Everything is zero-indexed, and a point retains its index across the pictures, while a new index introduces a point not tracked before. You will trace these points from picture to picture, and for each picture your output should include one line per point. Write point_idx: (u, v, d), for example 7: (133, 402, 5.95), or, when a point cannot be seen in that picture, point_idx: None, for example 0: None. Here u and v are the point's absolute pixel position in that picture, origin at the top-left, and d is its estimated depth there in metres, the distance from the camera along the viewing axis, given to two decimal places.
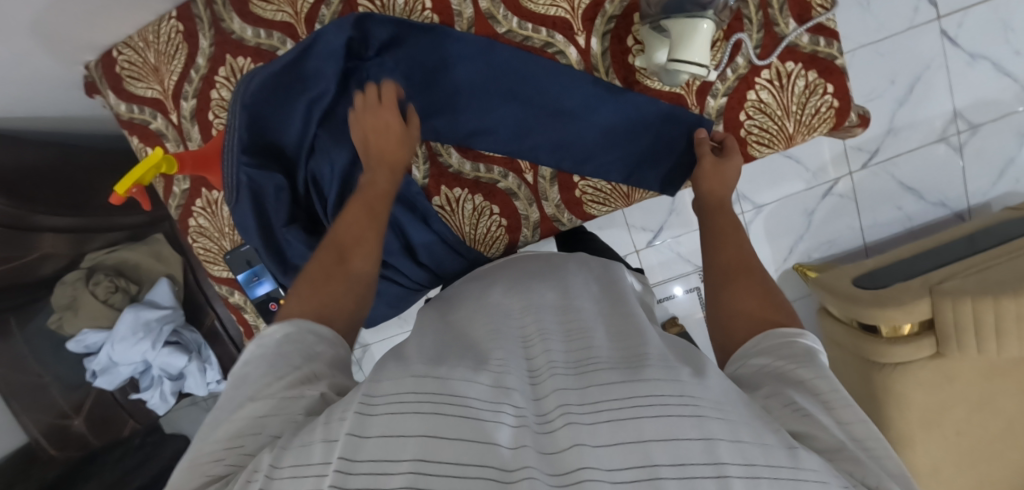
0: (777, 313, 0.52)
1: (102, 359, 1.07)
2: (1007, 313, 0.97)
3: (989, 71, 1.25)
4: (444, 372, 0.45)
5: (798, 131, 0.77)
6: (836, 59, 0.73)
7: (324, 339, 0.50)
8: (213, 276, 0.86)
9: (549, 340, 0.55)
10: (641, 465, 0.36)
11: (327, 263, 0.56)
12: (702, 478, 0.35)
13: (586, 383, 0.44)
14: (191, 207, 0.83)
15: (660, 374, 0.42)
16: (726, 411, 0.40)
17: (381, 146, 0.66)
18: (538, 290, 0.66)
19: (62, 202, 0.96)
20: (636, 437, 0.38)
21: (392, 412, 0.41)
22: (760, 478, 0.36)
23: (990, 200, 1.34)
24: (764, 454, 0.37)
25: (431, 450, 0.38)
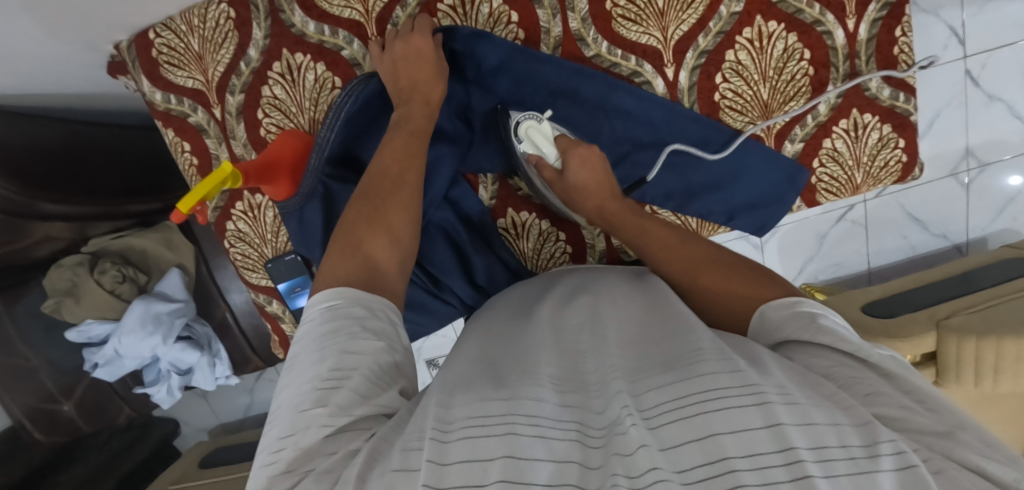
0: (765, 290, 0.53)
1: (107, 352, 1.00)
2: (1007, 353, 1.04)
3: (1004, 114, 1.30)
4: (505, 387, 0.44)
5: (865, 181, 0.77)
6: (911, 114, 0.74)
7: (360, 299, 0.50)
8: (250, 284, 0.81)
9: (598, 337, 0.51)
10: (714, 459, 0.33)
11: (365, 221, 0.57)
12: (776, 472, 0.32)
13: (639, 391, 0.42)
14: (231, 210, 0.77)
15: (712, 362, 0.41)
16: (790, 396, 0.38)
17: (412, 82, 0.65)
18: (576, 289, 0.63)
19: (79, 187, 0.88)
20: (699, 433, 0.35)
21: (468, 437, 0.39)
22: (835, 458, 0.33)
23: (987, 236, 1.42)
24: (839, 437, 0.35)
25: (517, 470, 0.36)
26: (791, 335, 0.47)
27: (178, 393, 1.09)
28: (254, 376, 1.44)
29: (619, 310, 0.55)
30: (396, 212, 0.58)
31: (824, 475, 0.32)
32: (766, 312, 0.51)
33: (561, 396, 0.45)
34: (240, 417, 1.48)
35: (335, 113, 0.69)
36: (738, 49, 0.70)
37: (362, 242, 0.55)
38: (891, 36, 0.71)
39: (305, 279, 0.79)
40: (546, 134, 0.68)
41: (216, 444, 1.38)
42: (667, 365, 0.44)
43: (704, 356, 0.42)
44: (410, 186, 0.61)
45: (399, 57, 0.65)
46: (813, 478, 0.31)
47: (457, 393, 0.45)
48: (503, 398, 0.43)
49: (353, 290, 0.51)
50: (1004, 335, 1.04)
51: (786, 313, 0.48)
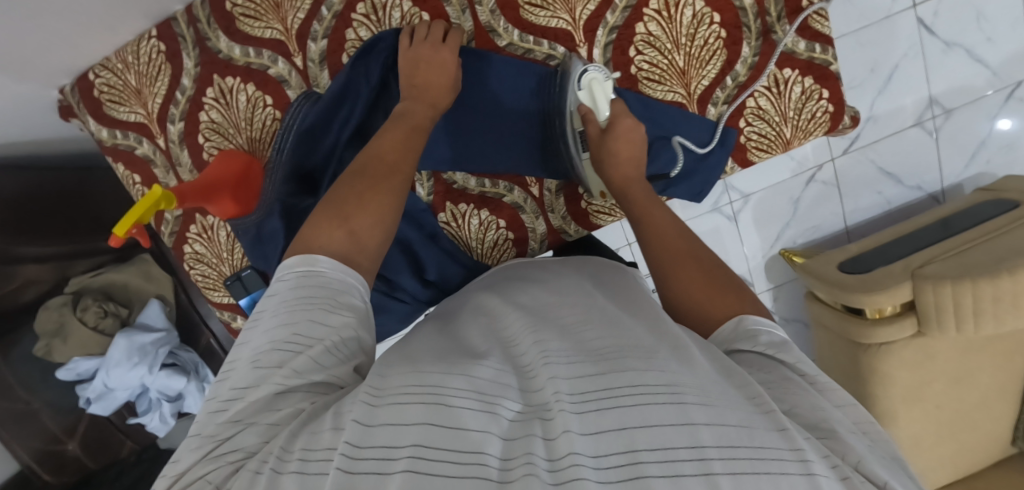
0: (730, 299, 0.54)
1: (97, 386, 1.04)
2: (983, 294, 1.03)
3: (963, 58, 1.28)
4: (448, 363, 0.45)
5: (795, 135, 0.78)
6: (831, 65, 0.75)
7: (342, 288, 0.48)
8: (213, 303, 0.84)
9: (546, 331, 0.50)
10: (624, 453, 0.34)
11: (344, 202, 0.54)
12: (682, 463, 0.33)
13: (575, 369, 0.42)
14: (186, 234, 0.81)
15: (666, 367, 0.41)
16: (710, 399, 0.38)
17: (422, 83, 0.66)
18: (529, 290, 0.63)
19: (26, 230, 0.92)
20: (622, 423, 0.36)
21: (398, 402, 0.39)
22: (740, 456, 0.34)
23: (962, 182, 1.40)
24: (757, 440, 0.35)
25: (433, 437, 0.36)
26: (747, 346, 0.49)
27: (171, 420, 1.12)
28: None
29: (567, 309, 0.56)
30: (376, 198, 0.56)
31: (728, 473, 0.33)
32: (743, 320, 0.52)
33: (500, 373, 0.44)
34: None
35: (285, 133, 0.73)
36: (647, 21, 0.71)
37: (340, 221, 0.53)
38: None
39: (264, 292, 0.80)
40: (607, 91, 0.70)
41: None
42: (595, 358, 0.44)
43: (632, 354, 0.43)
44: (405, 175, 0.59)
45: (422, 59, 0.66)
46: (714, 473, 0.32)
47: (398, 367, 0.46)
48: (436, 370, 0.43)
49: (332, 263, 0.49)
50: (978, 276, 1.03)
51: (743, 328, 0.51)
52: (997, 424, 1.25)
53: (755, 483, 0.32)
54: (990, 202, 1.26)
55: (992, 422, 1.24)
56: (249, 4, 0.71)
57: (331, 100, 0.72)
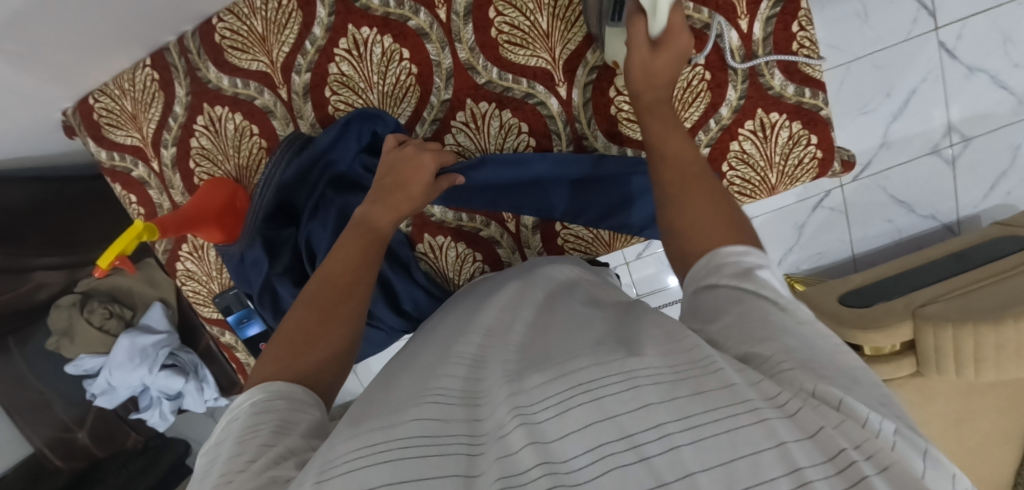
0: (730, 234, 0.51)
1: (100, 383, 1.10)
2: (985, 341, 0.99)
3: (987, 84, 1.21)
4: (404, 405, 0.45)
5: (780, 181, 0.76)
6: (821, 110, 0.72)
7: (305, 401, 0.49)
8: (204, 318, 0.88)
9: (503, 348, 0.52)
10: (590, 448, 0.35)
11: (309, 321, 0.55)
12: (648, 448, 0.33)
13: (519, 387, 0.43)
14: (178, 251, 0.84)
15: (581, 365, 0.42)
16: (655, 375, 0.39)
17: (400, 182, 0.66)
18: (492, 302, 0.64)
19: (43, 244, 0.98)
20: (586, 419, 0.36)
21: (350, 468, 0.37)
22: (702, 423, 0.33)
23: (980, 213, 1.33)
24: (704, 404, 0.35)
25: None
26: (722, 280, 0.47)
27: (171, 417, 1.18)
28: None
29: (520, 329, 0.56)
30: (341, 319, 0.56)
31: (691, 439, 0.33)
32: (716, 254, 0.49)
33: (448, 408, 0.45)
34: None
35: (266, 182, 0.74)
36: None
37: (301, 345, 0.53)
38: (788, 32, 0.70)
39: (249, 311, 0.85)
40: None
41: None
42: (545, 364, 0.45)
43: (553, 369, 0.43)
44: (361, 297, 0.58)
45: (403, 157, 0.68)
46: (679, 446, 0.33)
47: (351, 427, 0.44)
48: (386, 423, 0.42)
49: (280, 384, 0.49)
50: (981, 321, 0.99)
51: (728, 258, 0.48)
52: (997, 467, 1.21)
53: (718, 443, 0.32)
54: (1005, 239, 1.20)
55: (992, 465, 1.20)
56: (236, 36, 0.73)
57: (308, 158, 0.73)
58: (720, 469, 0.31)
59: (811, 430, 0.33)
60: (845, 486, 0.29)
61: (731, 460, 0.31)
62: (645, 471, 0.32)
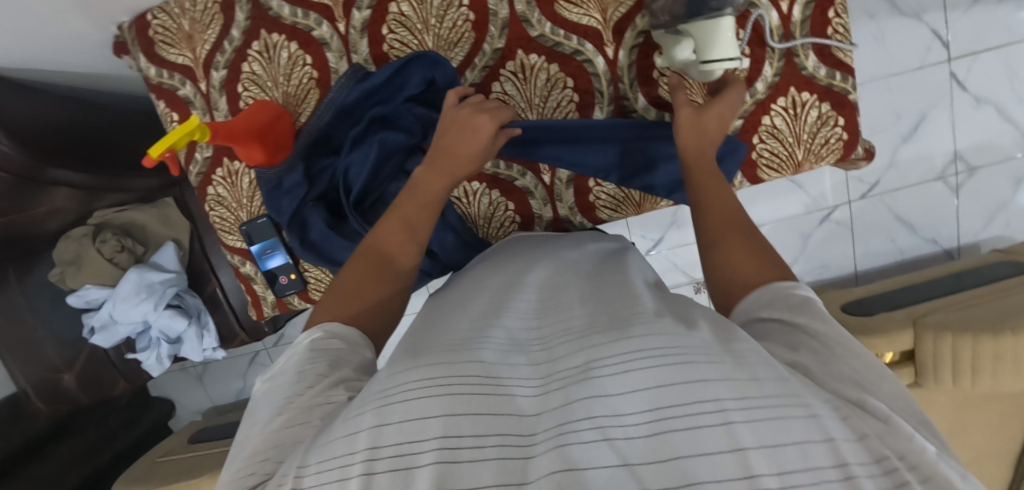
0: (770, 270, 0.52)
1: (102, 316, 1.10)
2: (984, 351, 1.02)
3: (993, 116, 1.30)
4: (464, 349, 0.47)
5: (806, 159, 0.79)
6: (849, 94, 0.76)
7: (356, 345, 0.53)
8: (227, 246, 0.88)
9: (561, 309, 0.55)
10: (649, 408, 0.37)
11: (360, 273, 0.59)
12: (702, 415, 0.35)
13: (583, 345, 0.45)
14: (212, 175, 0.84)
15: (655, 330, 0.43)
16: (718, 357, 0.39)
17: (448, 147, 0.66)
18: (537, 269, 0.67)
19: (85, 158, 0.99)
20: (646, 383, 0.38)
21: (405, 398, 0.40)
22: (757, 407, 0.35)
23: (980, 242, 1.39)
24: (763, 390, 0.37)
25: (456, 427, 0.38)
26: (774, 313, 0.47)
27: (167, 362, 1.17)
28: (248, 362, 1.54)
29: (578, 294, 0.58)
30: (386, 274, 0.59)
31: (745, 419, 0.34)
32: (765, 290, 0.50)
33: (507, 355, 0.48)
34: (232, 400, 1.56)
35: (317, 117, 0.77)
36: None
37: (353, 291, 0.57)
38: (824, 17, 0.75)
39: (275, 241, 0.85)
40: None
41: (209, 423, 1.48)
42: (614, 327, 0.46)
43: (637, 328, 0.44)
44: (409, 257, 0.61)
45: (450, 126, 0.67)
46: (733, 422, 0.34)
47: (408, 361, 0.46)
48: (444, 361, 0.44)
49: (336, 325, 0.54)
50: (981, 332, 1.02)
51: (777, 293, 0.49)
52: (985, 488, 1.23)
53: (772, 427, 0.34)
54: (1003, 264, 1.25)
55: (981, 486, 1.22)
56: None
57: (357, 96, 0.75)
58: (773, 449, 0.33)
59: (860, 433, 0.35)
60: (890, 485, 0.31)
61: (783, 444, 0.33)
62: (695, 438, 0.34)
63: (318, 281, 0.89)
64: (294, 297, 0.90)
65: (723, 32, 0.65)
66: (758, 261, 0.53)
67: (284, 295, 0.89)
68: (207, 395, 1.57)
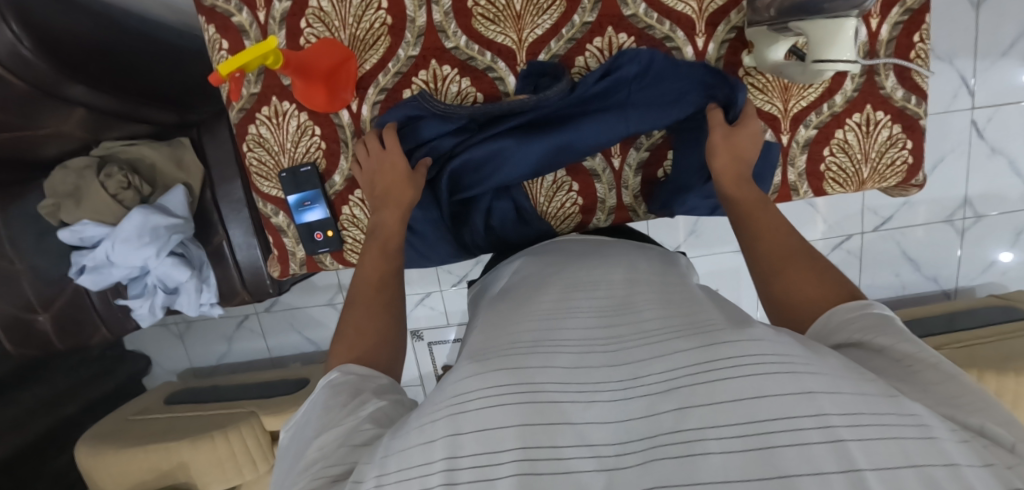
0: (837, 293, 0.51)
1: (98, 256, 1.01)
2: (985, 388, 1.06)
3: (1005, 168, 1.36)
4: (534, 354, 0.46)
5: (870, 177, 0.80)
6: (921, 118, 0.77)
7: (370, 375, 0.54)
8: (260, 192, 0.81)
9: (638, 313, 0.53)
10: (747, 419, 0.35)
11: (361, 301, 0.62)
12: (807, 429, 0.33)
13: (666, 351, 0.43)
14: (256, 114, 0.78)
15: (763, 336, 0.41)
16: (818, 367, 0.38)
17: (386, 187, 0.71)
18: (605, 271, 0.65)
19: (106, 77, 0.87)
20: (737, 395, 0.37)
21: (480, 407, 0.40)
22: (866, 423, 0.34)
23: (976, 286, 1.45)
24: (869, 405, 0.35)
25: (535, 437, 0.38)
26: (851, 336, 0.46)
27: (160, 313, 1.09)
28: (235, 324, 1.47)
29: (651, 296, 0.57)
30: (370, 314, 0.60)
31: (856, 437, 0.33)
32: (831, 314, 0.49)
33: (580, 357, 0.46)
34: (213, 363, 1.51)
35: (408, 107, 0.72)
36: None
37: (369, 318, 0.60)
38: (910, 40, 0.74)
39: (317, 193, 0.79)
40: None
41: (186, 384, 1.40)
42: (694, 331, 0.46)
43: (745, 332, 0.42)
44: (392, 292, 0.64)
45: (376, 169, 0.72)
46: (843, 440, 0.32)
47: (477, 363, 0.46)
48: (515, 367, 0.44)
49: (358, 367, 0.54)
50: (984, 369, 1.06)
51: (847, 314, 0.48)
52: None
53: (886, 446, 0.32)
54: (999, 308, 1.30)
55: None
56: None
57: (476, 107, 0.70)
58: (890, 471, 0.31)
59: (986, 460, 0.32)
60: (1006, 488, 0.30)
61: (902, 466, 0.31)
62: (804, 454, 0.32)
63: (354, 242, 0.83)
64: (326, 257, 0.84)
65: (845, 33, 0.62)
66: (826, 284, 0.52)
67: (315, 253, 0.83)
68: (186, 354, 1.50)
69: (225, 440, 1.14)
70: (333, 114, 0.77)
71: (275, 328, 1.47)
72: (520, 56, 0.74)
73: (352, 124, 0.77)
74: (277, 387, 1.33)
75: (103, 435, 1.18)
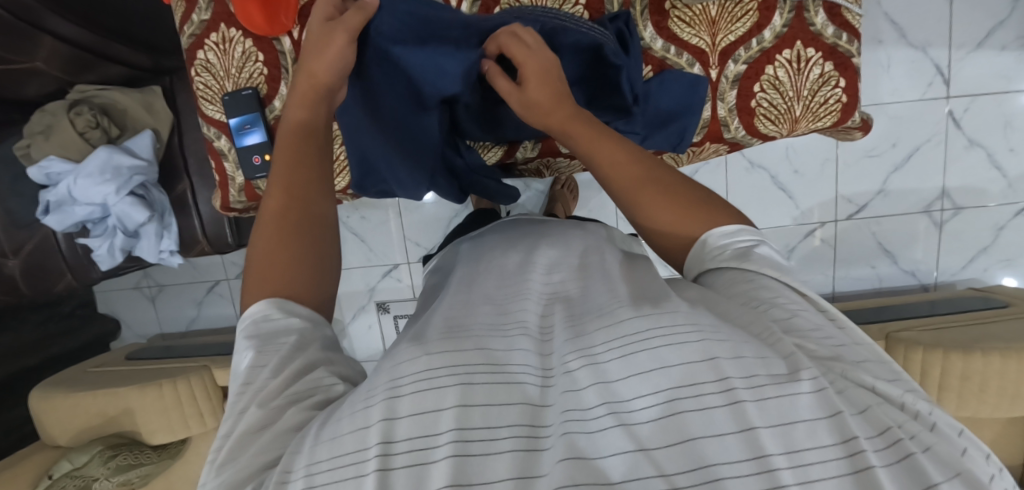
0: (704, 215, 0.56)
1: (61, 191, 1.06)
2: (952, 369, 1.01)
3: (984, 160, 1.33)
4: (495, 334, 0.45)
5: (804, 115, 0.80)
6: (852, 56, 0.76)
7: (313, 319, 0.48)
8: (205, 116, 0.85)
9: (573, 295, 0.52)
10: (666, 401, 0.35)
11: (278, 226, 0.51)
12: (711, 397, 0.35)
13: (582, 334, 0.42)
14: (205, 39, 0.81)
15: (681, 308, 0.42)
16: (723, 333, 0.39)
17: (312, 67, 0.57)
18: (547, 248, 0.63)
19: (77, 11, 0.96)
20: (650, 365, 0.37)
21: (417, 391, 0.38)
22: (765, 384, 0.36)
23: (957, 281, 1.40)
24: (765, 365, 0.37)
25: (465, 412, 0.37)
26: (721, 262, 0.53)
27: (118, 256, 1.13)
28: (206, 289, 1.50)
29: (594, 277, 0.56)
30: (297, 249, 0.50)
31: (755, 398, 0.35)
32: (707, 239, 0.54)
33: (516, 338, 0.45)
34: (183, 329, 1.54)
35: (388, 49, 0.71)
36: None
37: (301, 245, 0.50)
38: None
39: (256, 117, 0.82)
40: None
41: (152, 344, 1.43)
42: (610, 309, 0.45)
43: (661, 307, 0.43)
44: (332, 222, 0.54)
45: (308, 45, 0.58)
46: (742, 401, 0.34)
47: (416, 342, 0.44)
48: (454, 348, 0.42)
49: (283, 301, 0.47)
50: (951, 349, 1.01)
51: (724, 242, 0.54)
52: None
53: (779, 404, 0.34)
54: (977, 298, 1.25)
55: None
56: None
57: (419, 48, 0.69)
58: (784, 427, 0.34)
59: (862, 407, 0.36)
60: (897, 458, 0.32)
61: (795, 422, 0.34)
62: (705, 418, 0.34)
63: None
64: (264, 184, 0.87)
65: None
66: (692, 204, 0.56)
67: (253, 178, 0.86)
68: (156, 318, 1.55)
69: (175, 388, 1.16)
70: (276, 39, 0.80)
71: None
72: None
73: (293, 51, 0.81)
74: (237, 347, 1.34)
75: (58, 381, 1.21)
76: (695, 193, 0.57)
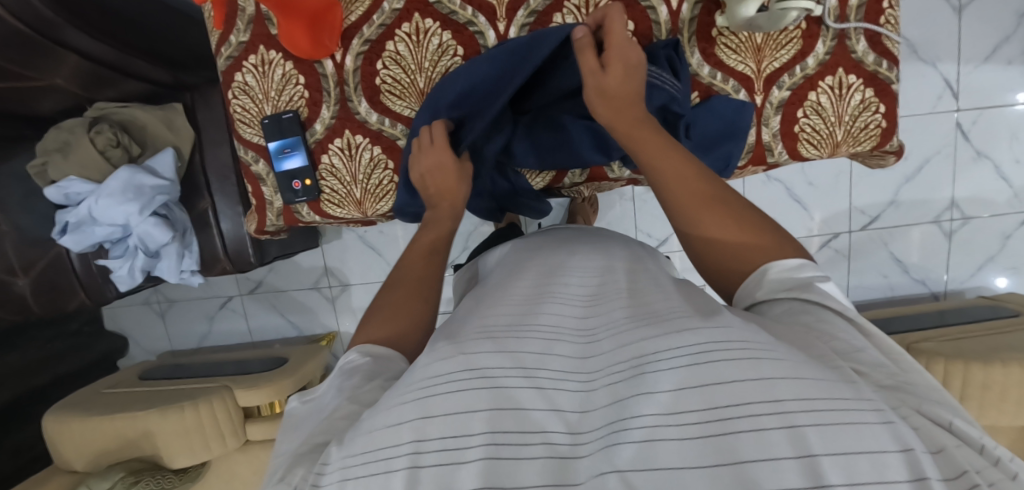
0: (762, 240, 0.54)
1: (81, 212, 1.03)
2: (974, 380, 1.03)
3: (990, 172, 1.36)
4: (530, 339, 0.43)
5: (844, 140, 0.81)
6: (892, 82, 0.77)
7: (388, 358, 0.53)
8: (243, 140, 0.84)
9: (612, 301, 0.48)
10: (710, 410, 0.32)
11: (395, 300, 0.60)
12: (762, 418, 0.31)
13: (627, 341, 0.40)
14: (243, 62, 0.80)
15: (735, 323, 0.38)
16: (782, 354, 0.35)
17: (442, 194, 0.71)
18: (579, 256, 0.62)
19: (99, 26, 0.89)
20: (702, 378, 0.34)
21: (449, 391, 0.38)
22: (821, 410, 0.31)
23: (965, 289, 1.44)
24: (828, 391, 0.32)
25: (496, 426, 0.35)
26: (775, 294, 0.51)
27: (139, 276, 1.10)
28: (219, 305, 1.47)
29: (622, 282, 0.54)
30: (404, 313, 0.58)
31: (813, 424, 0.31)
32: (769, 270, 0.52)
33: (552, 342, 0.43)
34: (194, 346, 1.50)
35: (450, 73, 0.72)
36: None
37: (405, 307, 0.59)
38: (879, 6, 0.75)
39: (297, 140, 0.81)
40: None
41: (163, 362, 1.39)
42: (656, 320, 0.41)
43: (712, 319, 0.39)
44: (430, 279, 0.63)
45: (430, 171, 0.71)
46: (798, 427, 0.30)
47: (450, 343, 0.42)
48: (501, 350, 0.41)
49: (377, 350, 0.53)
50: (972, 360, 1.04)
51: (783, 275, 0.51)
52: None
53: (842, 434, 0.30)
54: (987, 307, 1.29)
55: None
56: None
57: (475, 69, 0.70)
58: (844, 458, 0.29)
59: (936, 447, 0.33)
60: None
61: (854, 454, 0.29)
62: (758, 441, 0.30)
63: (332, 192, 0.85)
64: (303, 207, 0.86)
65: None
66: (750, 226, 0.55)
67: (293, 202, 0.85)
68: (166, 335, 1.51)
69: (196, 410, 1.13)
70: (318, 62, 0.79)
71: (258, 311, 1.46)
72: (500, 11, 0.75)
73: (335, 74, 0.79)
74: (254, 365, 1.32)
75: (72, 404, 1.18)
76: (754, 216, 0.56)
